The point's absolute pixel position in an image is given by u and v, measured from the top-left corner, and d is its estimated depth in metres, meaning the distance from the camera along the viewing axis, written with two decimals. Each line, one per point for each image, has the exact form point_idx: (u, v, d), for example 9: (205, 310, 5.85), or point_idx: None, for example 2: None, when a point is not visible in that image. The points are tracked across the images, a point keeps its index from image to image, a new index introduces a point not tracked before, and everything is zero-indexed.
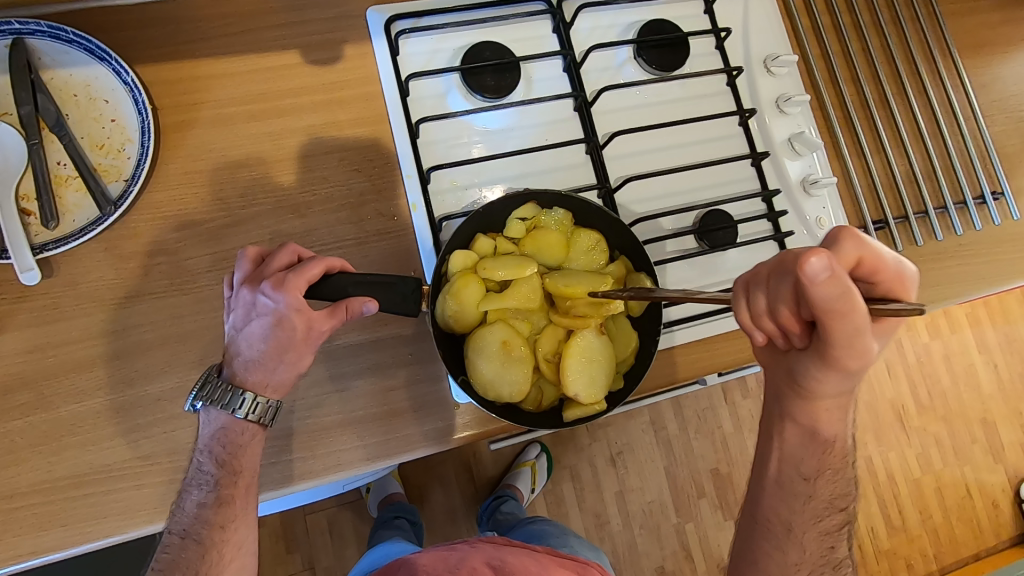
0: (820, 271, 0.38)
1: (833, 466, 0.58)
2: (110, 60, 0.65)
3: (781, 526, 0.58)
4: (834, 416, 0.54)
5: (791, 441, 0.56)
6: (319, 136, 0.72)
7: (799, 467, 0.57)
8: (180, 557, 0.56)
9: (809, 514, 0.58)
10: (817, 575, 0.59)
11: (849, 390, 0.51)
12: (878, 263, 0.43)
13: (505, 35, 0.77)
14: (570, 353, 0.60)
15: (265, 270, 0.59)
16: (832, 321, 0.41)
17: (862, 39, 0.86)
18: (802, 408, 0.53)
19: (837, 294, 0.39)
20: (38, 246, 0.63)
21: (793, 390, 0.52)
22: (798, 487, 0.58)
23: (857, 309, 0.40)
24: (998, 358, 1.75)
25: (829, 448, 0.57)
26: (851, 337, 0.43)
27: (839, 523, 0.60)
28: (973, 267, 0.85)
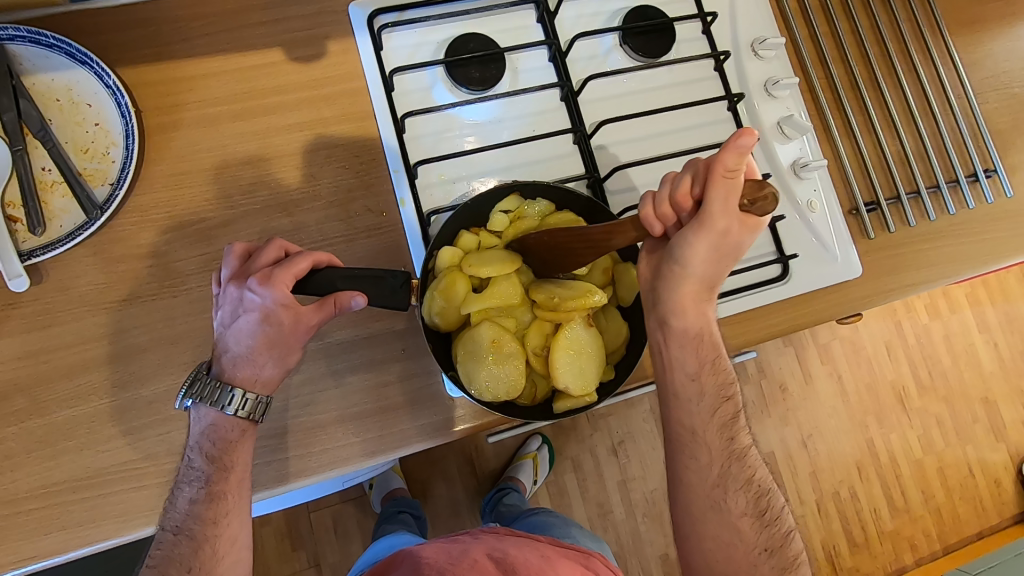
0: (745, 146, 0.48)
1: (712, 361, 0.62)
2: (92, 63, 0.65)
3: (686, 433, 0.63)
4: (697, 306, 0.60)
5: (669, 345, 0.61)
6: (307, 133, 0.71)
7: (682, 368, 0.62)
8: (173, 553, 0.56)
9: (704, 414, 0.62)
10: (729, 470, 0.62)
11: (711, 273, 0.58)
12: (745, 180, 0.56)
13: (490, 27, 0.76)
14: (558, 346, 0.60)
15: (251, 266, 0.59)
16: (718, 193, 0.52)
17: (850, 19, 0.85)
18: (671, 304, 0.59)
19: (734, 167, 0.50)
20: (26, 253, 0.63)
21: (670, 273, 0.58)
22: (688, 388, 0.62)
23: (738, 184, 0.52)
24: (998, 337, 1.75)
25: (701, 343, 0.62)
26: (727, 214, 0.53)
27: (733, 412, 0.63)
28: (968, 246, 0.84)
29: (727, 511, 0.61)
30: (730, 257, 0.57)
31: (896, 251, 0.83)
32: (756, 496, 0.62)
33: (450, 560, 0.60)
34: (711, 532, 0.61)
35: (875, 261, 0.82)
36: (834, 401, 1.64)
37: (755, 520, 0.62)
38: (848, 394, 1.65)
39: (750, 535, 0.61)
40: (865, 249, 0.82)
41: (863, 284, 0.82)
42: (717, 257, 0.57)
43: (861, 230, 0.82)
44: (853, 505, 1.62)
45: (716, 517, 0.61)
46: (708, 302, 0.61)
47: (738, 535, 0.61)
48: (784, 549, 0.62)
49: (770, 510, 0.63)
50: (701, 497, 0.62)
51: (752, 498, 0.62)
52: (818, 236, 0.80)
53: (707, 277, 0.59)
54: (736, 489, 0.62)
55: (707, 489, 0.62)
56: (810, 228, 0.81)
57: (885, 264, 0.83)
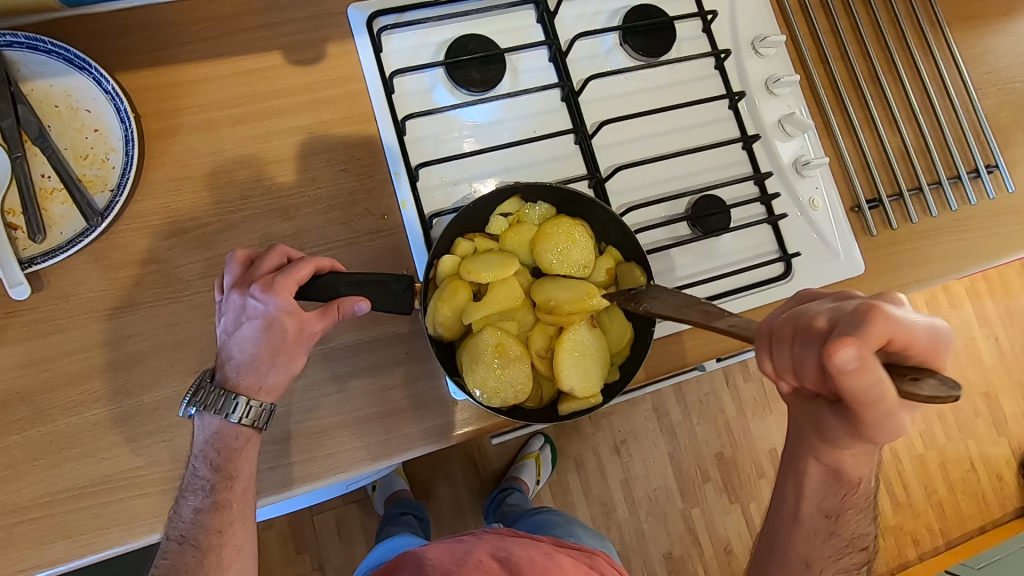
0: (849, 362, 0.37)
1: (855, 507, 0.58)
2: (90, 69, 0.65)
3: (797, 561, 0.60)
4: (860, 461, 0.53)
5: (810, 480, 0.57)
6: (307, 136, 0.71)
7: (817, 506, 0.58)
8: (179, 562, 0.57)
9: (827, 549, 0.59)
10: None
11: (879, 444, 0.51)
12: (911, 338, 0.37)
13: (490, 27, 0.76)
14: (562, 347, 0.60)
15: (253, 273, 0.58)
16: (857, 403, 0.40)
17: (850, 16, 0.85)
18: (825, 453, 0.53)
19: (859, 382, 0.38)
20: (27, 260, 0.63)
21: (825, 435, 0.51)
22: (814, 523, 0.59)
23: (885, 395, 0.38)
24: (999, 331, 1.75)
25: (851, 489, 0.57)
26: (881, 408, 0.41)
27: (859, 561, 0.60)
28: (970, 242, 0.84)
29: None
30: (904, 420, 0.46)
31: (898, 248, 0.83)
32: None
33: (455, 561, 0.60)
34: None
35: (878, 258, 0.82)
36: None
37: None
38: None
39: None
40: (868, 247, 0.82)
41: (866, 282, 0.82)
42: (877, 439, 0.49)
43: (863, 227, 0.82)
44: None
45: None
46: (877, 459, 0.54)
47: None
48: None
49: None
50: None
51: None
52: (820, 233, 0.80)
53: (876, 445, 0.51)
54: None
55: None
56: (812, 225, 0.80)
57: (887, 261, 0.82)
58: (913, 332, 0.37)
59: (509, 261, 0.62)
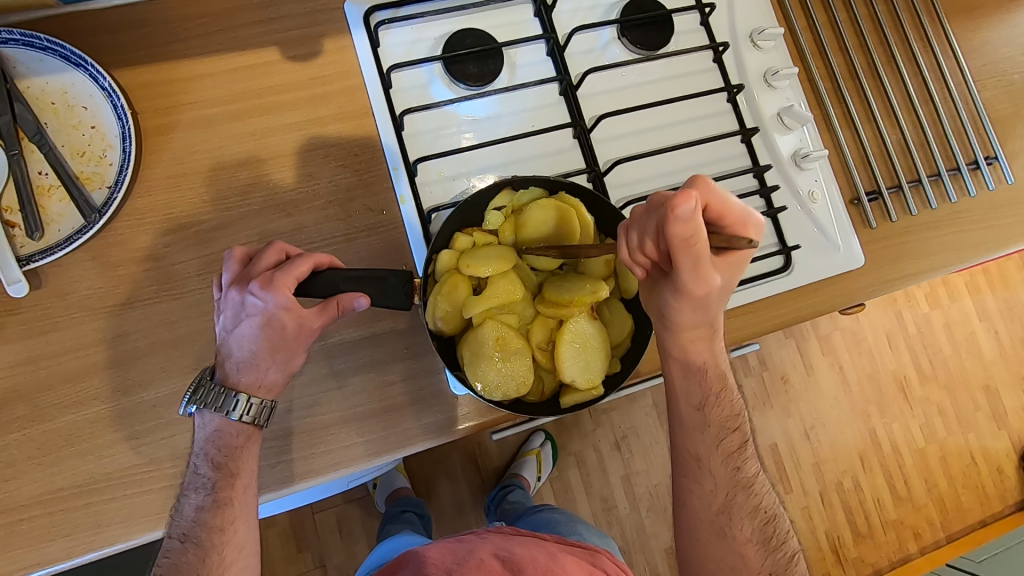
0: (687, 212, 0.43)
1: (719, 391, 0.62)
2: (87, 66, 0.64)
3: (692, 460, 0.63)
4: (698, 341, 0.59)
5: (674, 376, 0.61)
6: (305, 133, 0.71)
7: (688, 400, 0.62)
8: (182, 560, 0.56)
9: (710, 442, 0.62)
10: (734, 498, 0.62)
11: (708, 318, 0.57)
12: (724, 207, 0.47)
13: (487, 22, 0.76)
14: (563, 340, 0.60)
15: (252, 270, 0.58)
16: (684, 258, 0.47)
17: (848, 8, 0.85)
18: (670, 339, 0.59)
19: (690, 233, 0.45)
20: (25, 258, 0.63)
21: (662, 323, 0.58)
22: (692, 417, 0.62)
23: (702, 244, 0.46)
24: (998, 324, 1.75)
25: (708, 375, 0.61)
26: (702, 271, 0.49)
27: (741, 443, 0.64)
28: (970, 234, 0.84)
29: (732, 537, 0.61)
30: (721, 297, 0.55)
31: (898, 240, 0.83)
32: (762, 522, 0.63)
33: (456, 560, 0.60)
34: (714, 556, 0.61)
35: (877, 251, 0.82)
36: (836, 392, 1.64)
37: (760, 545, 0.62)
38: (849, 384, 1.65)
39: (753, 561, 0.61)
40: (867, 239, 0.82)
41: (866, 274, 0.82)
42: (703, 315, 0.56)
43: (862, 219, 0.82)
44: (856, 494, 1.62)
45: (719, 541, 0.61)
46: (713, 337, 0.60)
47: (741, 560, 0.61)
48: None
49: (776, 536, 0.63)
50: (706, 522, 0.62)
51: (759, 525, 0.62)
52: (820, 226, 0.80)
53: (707, 322, 0.58)
54: (741, 516, 0.62)
55: (712, 513, 0.62)
56: (811, 219, 0.80)
57: (887, 254, 0.82)
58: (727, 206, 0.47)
59: (507, 254, 0.62)
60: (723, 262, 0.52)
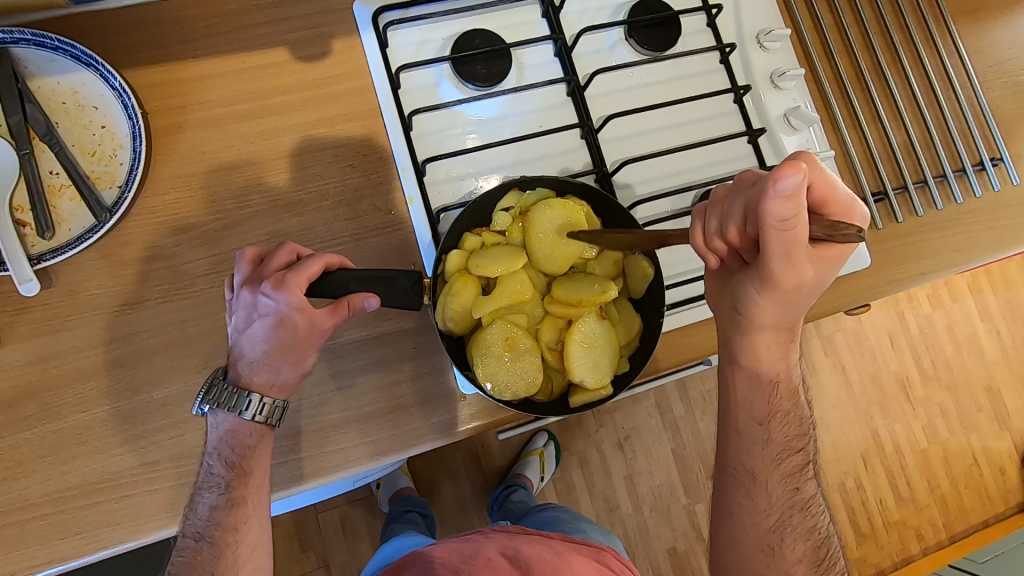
0: (790, 187, 0.41)
1: (784, 410, 0.63)
2: (97, 66, 0.65)
3: (746, 474, 0.63)
4: (773, 352, 0.60)
5: (739, 386, 0.62)
6: (313, 133, 0.71)
7: (750, 414, 0.63)
8: (196, 559, 0.57)
9: (770, 458, 0.63)
10: (788, 517, 0.63)
11: (789, 320, 0.57)
12: (829, 188, 0.47)
13: (496, 22, 0.76)
14: (572, 339, 0.60)
15: (264, 270, 0.58)
16: (776, 241, 0.45)
17: (854, 9, 0.85)
18: (743, 346, 0.59)
19: (792, 212, 0.43)
20: (35, 257, 0.63)
21: (736, 320, 0.58)
22: (754, 432, 0.63)
23: (800, 225, 0.44)
24: (1000, 325, 1.75)
25: (775, 389, 0.62)
26: (794, 261, 0.48)
27: (801, 463, 0.64)
28: (975, 234, 0.84)
29: (783, 556, 0.62)
30: (810, 295, 0.54)
31: (904, 241, 0.83)
32: (814, 545, 0.63)
33: (464, 559, 0.60)
34: (761, 572, 0.61)
35: (883, 252, 0.82)
36: (838, 393, 1.65)
37: (809, 568, 0.62)
38: (852, 385, 1.65)
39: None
40: (873, 240, 0.82)
41: (872, 275, 0.82)
42: (784, 314, 0.55)
43: (868, 220, 0.82)
44: (859, 495, 1.62)
45: (767, 558, 0.61)
46: (788, 349, 0.60)
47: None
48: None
49: (827, 560, 0.63)
50: (756, 538, 0.62)
51: (811, 547, 0.63)
52: None
53: (785, 325, 0.57)
54: (794, 537, 0.62)
55: (762, 530, 0.62)
56: None
57: (893, 254, 0.83)
58: (829, 193, 0.48)
59: (516, 254, 0.62)
60: (818, 257, 0.51)
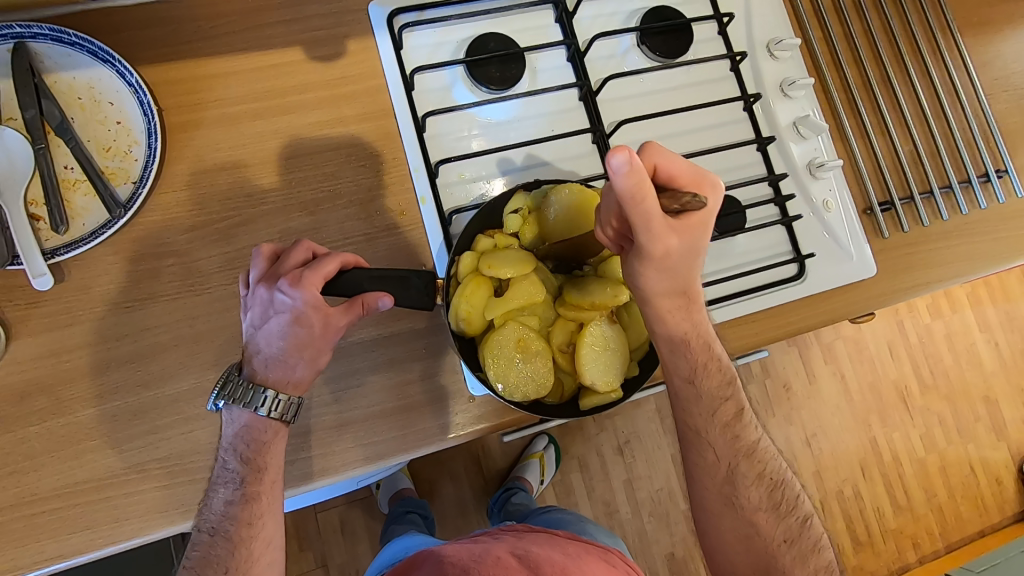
0: (621, 162, 0.45)
1: (706, 363, 0.64)
2: (114, 62, 0.65)
3: (691, 434, 0.65)
4: (678, 311, 0.60)
5: (659, 350, 0.62)
6: (327, 132, 0.71)
7: (676, 374, 0.63)
8: (211, 554, 0.56)
9: (705, 415, 0.64)
10: (736, 466, 0.65)
11: (682, 285, 0.59)
12: (675, 168, 0.53)
13: (510, 27, 0.76)
14: (584, 343, 0.61)
15: (281, 268, 0.58)
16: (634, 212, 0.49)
17: (863, 20, 0.86)
18: (648, 312, 0.60)
19: (636, 184, 0.46)
20: (50, 251, 0.63)
21: (635, 295, 0.60)
22: (684, 390, 0.64)
23: (649, 196, 0.48)
24: (998, 336, 1.76)
25: (692, 346, 0.62)
26: (657, 232, 0.52)
27: (736, 411, 0.65)
28: (979, 245, 0.85)
29: (741, 507, 0.64)
30: (690, 262, 0.56)
31: (909, 250, 0.84)
32: (769, 489, 0.65)
33: (473, 557, 0.60)
34: (727, 525, 0.64)
35: (888, 260, 0.83)
36: (837, 401, 1.65)
37: (770, 512, 0.65)
38: (851, 393, 1.66)
39: (767, 529, 0.64)
40: (879, 248, 0.83)
41: (878, 284, 0.82)
42: (672, 281, 0.58)
43: (875, 229, 0.83)
44: (856, 503, 1.63)
45: (729, 512, 0.64)
46: (693, 308, 0.61)
47: (753, 529, 0.64)
48: (804, 538, 0.65)
49: (784, 500, 0.66)
50: (714, 493, 0.65)
51: (766, 492, 0.65)
52: (834, 234, 0.81)
53: (680, 290, 0.59)
54: (747, 485, 0.65)
55: (718, 484, 0.65)
56: (825, 226, 0.81)
57: (898, 263, 0.83)
58: (677, 168, 0.53)
59: (526, 257, 0.62)
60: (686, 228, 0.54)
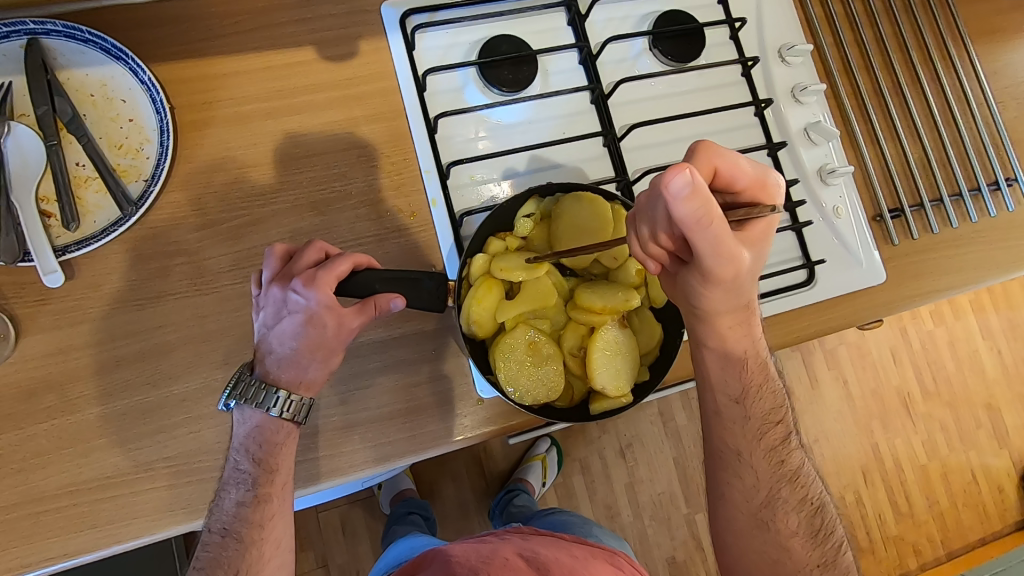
0: (682, 186, 0.41)
1: (759, 384, 0.64)
2: (127, 59, 0.65)
3: (731, 454, 0.65)
4: (738, 332, 0.61)
5: (713, 368, 0.63)
6: (338, 133, 0.71)
7: (726, 393, 0.64)
8: (221, 555, 0.56)
9: (750, 436, 0.65)
10: (777, 491, 0.64)
11: (743, 302, 0.58)
12: (733, 169, 0.51)
13: (522, 29, 0.76)
14: (594, 347, 0.61)
15: (294, 267, 0.58)
16: (700, 237, 0.46)
17: (874, 26, 0.86)
18: (705, 331, 0.61)
19: (702, 208, 0.43)
20: (60, 248, 0.63)
21: (693, 313, 0.59)
22: (732, 410, 0.64)
23: (715, 217, 0.45)
24: (1001, 343, 1.76)
25: (745, 365, 0.63)
26: (725, 253, 0.49)
27: (781, 435, 0.66)
28: (989, 253, 0.85)
29: (776, 531, 0.64)
30: (753, 275, 0.54)
31: (919, 258, 0.83)
32: (807, 515, 0.65)
33: (482, 558, 0.60)
34: (757, 548, 0.64)
35: (897, 267, 0.83)
36: (840, 406, 1.65)
37: (806, 538, 0.64)
38: (853, 399, 1.66)
39: (801, 554, 0.63)
40: (888, 255, 0.83)
41: (887, 291, 0.82)
42: (738, 299, 0.57)
43: (884, 236, 0.83)
44: (858, 509, 1.63)
45: (763, 534, 0.64)
46: (750, 330, 0.61)
47: (786, 553, 0.63)
48: (838, 567, 0.64)
49: (822, 528, 0.65)
50: (748, 516, 0.64)
51: (804, 518, 0.65)
52: (844, 241, 0.81)
53: (740, 307, 0.59)
54: (785, 510, 0.64)
55: (754, 506, 0.64)
56: (834, 231, 0.81)
57: (907, 271, 0.83)
58: (735, 177, 0.52)
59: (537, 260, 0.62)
60: (750, 238, 0.52)
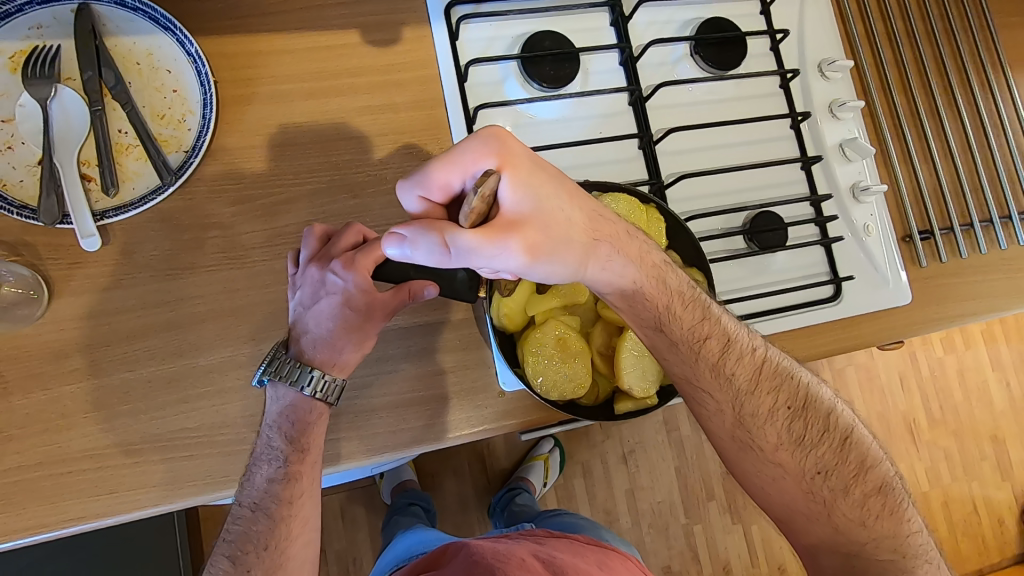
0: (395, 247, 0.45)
1: (668, 303, 0.60)
2: (175, 30, 0.65)
3: (683, 384, 0.62)
4: (619, 261, 0.56)
5: (623, 307, 0.60)
6: (376, 117, 0.71)
7: (644, 326, 0.60)
8: (252, 528, 0.59)
9: (688, 361, 0.61)
10: (743, 406, 0.62)
11: (599, 238, 0.54)
12: (444, 172, 0.47)
13: (565, 27, 0.76)
14: (624, 348, 0.62)
15: (333, 250, 0.60)
16: (460, 259, 0.45)
17: (915, 47, 0.86)
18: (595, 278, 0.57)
19: (426, 248, 0.44)
20: (99, 213, 0.63)
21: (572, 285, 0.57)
22: (658, 340, 0.61)
23: (449, 241, 0.44)
24: (1011, 376, 1.75)
25: (643, 288, 0.59)
26: (506, 247, 0.46)
27: (722, 346, 0.62)
28: (1015, 281, 0.85)
29: (761, 450, 0.62)
30: (570, 225, 0.51)
31: (945, 281, 0.83)
32: (788, 419, 0.62)
33: (497, 556, 0.60)
34: (753, 469, 0.62)
35: (923, 289, 0.83)
36: None
37: (795, 445, 0.62)
38: None
39: (794, 464, 0.61)
40: (915, 276, 0.82)
41: (912, 312, 0.82)
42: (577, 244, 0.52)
43: (912, 258, 0.83)
44: None
45: (751, 456, 0.62)
46: (625, 254, 0.57)
47: (781, 468, 0.61)
48: (840, 461, 0.62)
49: (807, 428, 0.62)
50: (728, 442, 0.63)
51: (784, 426, 0.62)
52: (872, 259, 0.81)
53: (598, 240, 0.54)
54: (760, 424, 0.62)
55: (729, 430, 0.62)
56: (863, 249, 0.81)
57: (932, 293, 0.83)
58: (457, 175, 0.47)
59: None
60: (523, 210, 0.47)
